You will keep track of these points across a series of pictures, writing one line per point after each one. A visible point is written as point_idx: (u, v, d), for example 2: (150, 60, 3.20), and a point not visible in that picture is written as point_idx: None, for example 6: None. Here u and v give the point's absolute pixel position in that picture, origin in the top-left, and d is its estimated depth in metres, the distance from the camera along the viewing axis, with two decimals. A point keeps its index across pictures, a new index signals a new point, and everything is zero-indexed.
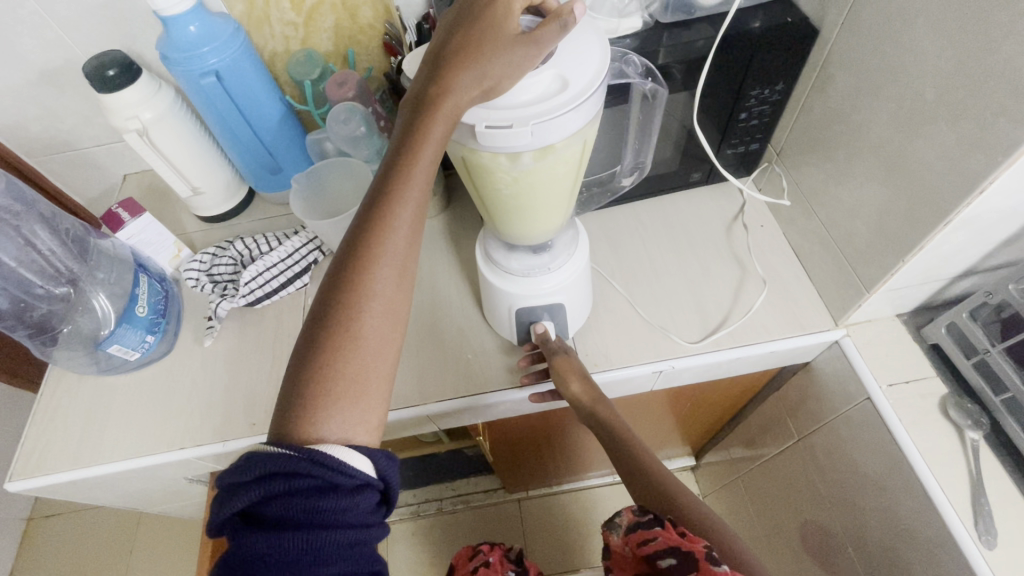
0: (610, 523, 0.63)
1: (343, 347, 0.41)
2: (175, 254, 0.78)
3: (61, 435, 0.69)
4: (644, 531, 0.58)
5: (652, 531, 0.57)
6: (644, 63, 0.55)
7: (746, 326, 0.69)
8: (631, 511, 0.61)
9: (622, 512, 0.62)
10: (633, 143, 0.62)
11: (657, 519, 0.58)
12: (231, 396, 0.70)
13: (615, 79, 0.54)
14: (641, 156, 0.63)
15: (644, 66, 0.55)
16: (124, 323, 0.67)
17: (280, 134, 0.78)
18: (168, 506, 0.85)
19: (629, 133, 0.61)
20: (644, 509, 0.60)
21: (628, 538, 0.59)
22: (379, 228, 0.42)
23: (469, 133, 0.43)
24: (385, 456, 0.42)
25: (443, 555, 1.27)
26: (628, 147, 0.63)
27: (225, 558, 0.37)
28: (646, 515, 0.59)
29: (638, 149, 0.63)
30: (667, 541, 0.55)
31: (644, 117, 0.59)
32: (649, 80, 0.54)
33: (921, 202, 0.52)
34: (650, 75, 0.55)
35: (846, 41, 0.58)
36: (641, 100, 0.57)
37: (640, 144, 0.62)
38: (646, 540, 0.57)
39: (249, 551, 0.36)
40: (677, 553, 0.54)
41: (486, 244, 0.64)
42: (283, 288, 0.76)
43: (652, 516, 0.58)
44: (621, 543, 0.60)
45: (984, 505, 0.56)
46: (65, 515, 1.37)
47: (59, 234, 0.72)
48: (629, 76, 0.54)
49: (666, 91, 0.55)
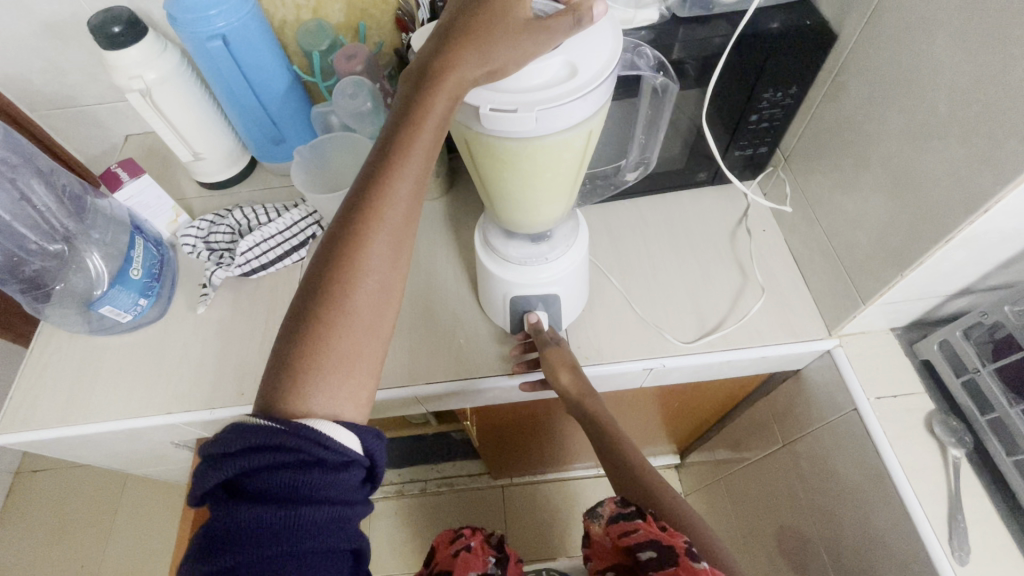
0: (590, 513, 0.62)
1: (335, 322, 0.41)
2: (172, 219, 0.78)
3: (49, 391, 0.69)
4: (625, 522, 0.58)
5: (633, 523, 0.57)
6: (657, 56, 0.53)
7: (740, 330, 0.69)
8: (614, 502, 0.61)
9: (604, 503, 0.62)
10: (640, 138, 0.61)
11: (638, 512, 0.58)
12: (222, 364, 0.70)
13: (626, 72, 0.52)
14: (647, 152, 0.63)
15: (656, 59, 0.53)
16: (117, 284, 0.67)
17: (286, 105, 0.77)
18: (153, 468, 0.86)
19: (636, 128, 0.61)
20: (627, 501, 0.60)
21: (608, 529, 0.59)
22: (376, 205, 0.42)
23: (474, 115, 0.43)
24: (372, 434, 0.42)
25: (425, 536, 1.29)
26: (635, 142, 0.62)
27: (207, 527, 0.38)
28: (628, 507, 0.59)
29: (644, 144, 0.62)
30: (647, 534, 0.55)
31: (653, 113, 0.58)
32: (660, 75, 0.53)
33: (924, 218, 0.52)
34: (661, 69, 0.53)
35: (864, 47, 0.57)
36: (651, 95, 0.56)
37: (647, 139, 0.61)
38: (628, 532, 0.57)
39: (231, 523, 0.36)
40: (658, 546, 0.54)
41: (486, 229, 0.63)
42: (279, 261, 0.75)
43: (635, 508, 0.59)
44: (601, 532, 0.60)
45: (960, 521, 0.56)
46: (51, 471, 1.38)
47: (56, 189, 0.71)
48: (640, 69, 0.52)
49: (677, 88, 0.54)
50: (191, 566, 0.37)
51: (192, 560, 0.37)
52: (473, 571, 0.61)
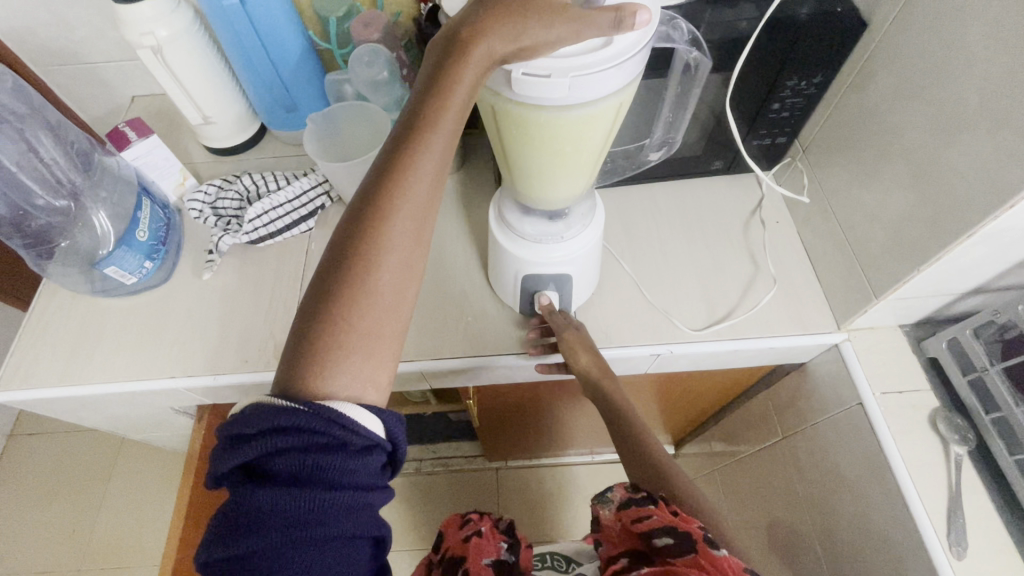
0: (601, 498, 0.62)
1: (357, 301, 0.41)
2: (179, 182, 0.76)
3: (50, 350, 0.68)
4: (638, 507, 0.57)
5: (645, 509, 0.56)
6: (690, 31, 0.52)
7: (749, 320, 0.69)
8: (624, 489, 0.61)
9: (614, 488, 0.62)
10: (666, 116, 0.60)
11: (650, 498, 0.58)
12: (227, 331, 0.69)
13: (659, 45, 0.51)
14: (672, 131, 0.61)
15: (690, 34, 0.52)
16: (124, 245, 0.65)
17: (299, 71, 0.76)
18: (150, 433, 0.85)
19: (664, 105, 0.60)
20: (638, 487, 0.60)
21: (620, 514, 0.58)
22: (400, 180, 0.41)
23: (505, 80, 0.42)
24: (394, 418, 0.42)
25: (418, 514, 1.29)
26: (661, 120, 0.61)
27: (229, 504, 0.38)
28: (639, 493, 0.59)
29: (670, 122, 0.61)
30: (661, 519, 0.54)
31: (682, 89, 0.57)
32: (694, 49, 0.51)
33: (945, 211, 0.52)
34: (694, 44, 0.53)
35: (895, 37, 0.56)
36: (682, 71, 0.56)
37: (675, 117, 0.60)
38: (641, 518, 0.56)
39: (254, 503, 0.37)
40: (673, 532, 0.52)
41: (501, 204, 0.62)
42: (287, 230, 0.74)
43: (646, 494, 0.58)
44: (612, 517, 0.59)
45: (959, 517, 0.57)
46: (45, 435, 1.38)
47: (63, 144, 0.70)
48: (674, 42, 0.50)
49: (709, 63, 0.53)
50: (214, 542, 0.37)
51: (214, 536, 0.38)
52: (486, 556, 0.61)
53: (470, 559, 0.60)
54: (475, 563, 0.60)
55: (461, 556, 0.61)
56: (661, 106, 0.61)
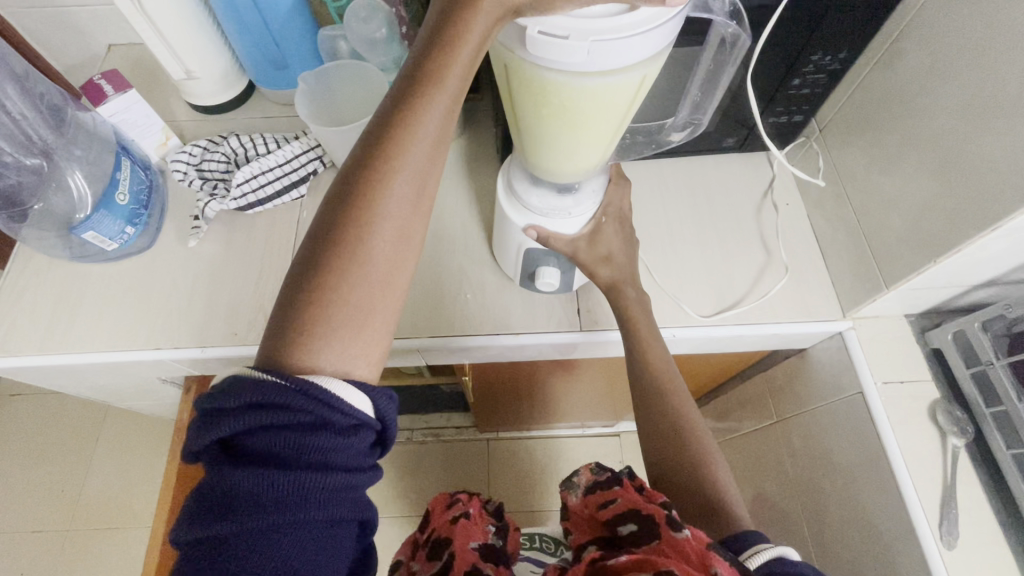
0: (568, 484, 0.60)
1: (349, 269, 0.38)
2: (162, 142, 0.72)
3: (27, 317, 0.65)
4: (604, 492, 0.55)
5: (610, 492, 0.54)
6: (732, 2, 0.46)
7: (754, 306, 0.67)
8: (591, 472, 0.60)
9: (581, 472, 0.60)
10: (694, 95, 0.57)
11: (616, 479, 0.55)
12: (215, 301, 0.66)
13: (695, 13, 0.46)
14: (699, 112, 0.57)
15: (731, 6, 0.47)
16: (102, 209, 0.62)
17: (291, 26, 0.70)
18: (136, 402, 0.83)
19: (693, 82, 0.56)
20: (603, 468, 0.59)
21: (588, 500, 0.56)
22: (398, 138, 0.38)
23: (520, 38, 0.38)
24: (386, 397, 0.40)
25: (409, 482, 1.30)
26: (688, 98, 0.57)
27: (206, 484, 0.36)
28: (605, 476, 0.57)
29: (698, 103, 0.57)
30: (625, 502, 0.52)
31: (715, 66, 0.53)
32: (733, 24, 0.47)
33: (970, 201, 0.50)
34: (734, 17, 0.47)
35: (934, 11, 0.52)
36: (716, 46, 0.52)
37: (703, 97, 0.56)
38: (607, 503, 0.53)
39: (231, 483, 0.35)
40: (637, 516, 0.49)
41: (511, 172, 0.59)
42: (277, 197, 0.70)
43: (611, 477, 0.56)
44: (579, 503, 0.57)
45: (953, 508, 0.57)
46: (31, 395, 1.35)
47: (33, 98, 0.65)
48: (712, 13, 0.45)
49: (748, 39, 0.49)
50: (189, 521, 0.36)
51: (190, 516, 0.36)
52: (474, 539, 0.59)
53: (457, 541, 0.59)
54: (461, 546, 0.58)
55: (448, 536, 0.60)
56: (690, 83, 0.57)
